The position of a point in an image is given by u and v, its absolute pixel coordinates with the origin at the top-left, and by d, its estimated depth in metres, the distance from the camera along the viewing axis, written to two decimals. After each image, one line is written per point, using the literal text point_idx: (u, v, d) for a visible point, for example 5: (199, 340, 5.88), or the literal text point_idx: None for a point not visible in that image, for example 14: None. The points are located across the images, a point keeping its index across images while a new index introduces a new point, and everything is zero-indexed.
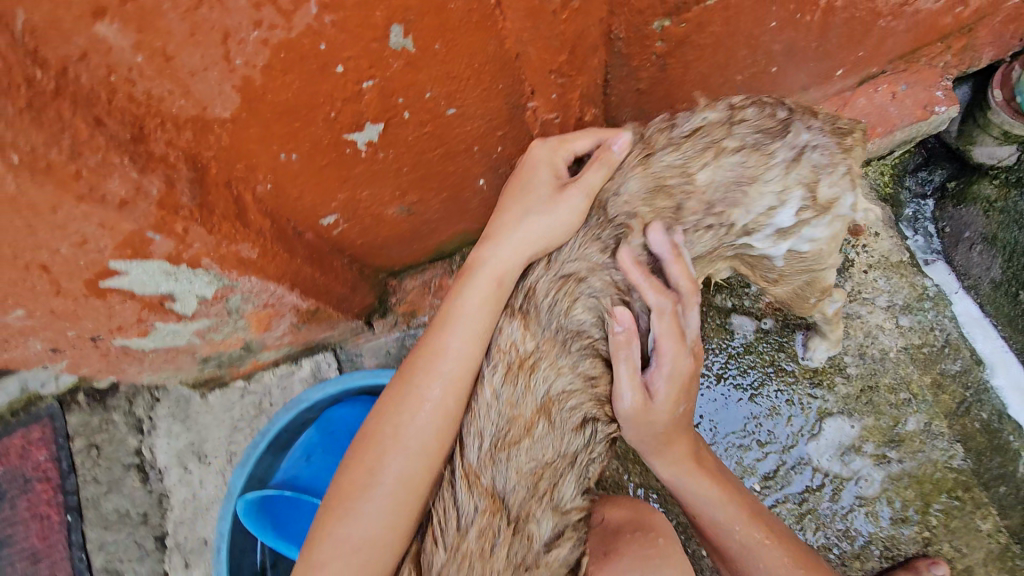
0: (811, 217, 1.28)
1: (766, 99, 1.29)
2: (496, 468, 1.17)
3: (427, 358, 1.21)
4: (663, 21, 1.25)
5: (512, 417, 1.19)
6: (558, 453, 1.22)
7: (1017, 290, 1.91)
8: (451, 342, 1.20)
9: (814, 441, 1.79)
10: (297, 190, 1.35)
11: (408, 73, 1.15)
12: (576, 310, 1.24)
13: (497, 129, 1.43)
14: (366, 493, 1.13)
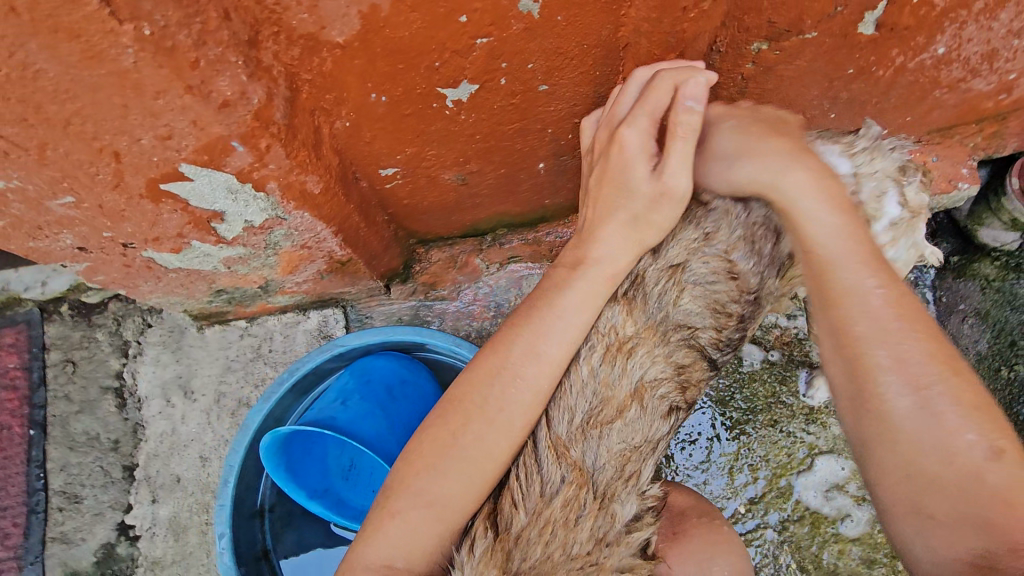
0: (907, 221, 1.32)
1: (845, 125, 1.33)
2: (586, 443, 1.13)
3: (528, 341, 1.14)
4: (761, 44, 1.32)
5: (606, 397, 1.14)
6: (645, 438, 1.18)
7: (1000, 366, 2.02)
8: (556, 328, 1.14)
9: (805, 475, 1.83)
10: (372, 134, 1.33)
11: (523, 39, 1.15)
12: (685, 299, 1.17)
13: (577, 115, 1.44)
14: (447, 459, 1.10)
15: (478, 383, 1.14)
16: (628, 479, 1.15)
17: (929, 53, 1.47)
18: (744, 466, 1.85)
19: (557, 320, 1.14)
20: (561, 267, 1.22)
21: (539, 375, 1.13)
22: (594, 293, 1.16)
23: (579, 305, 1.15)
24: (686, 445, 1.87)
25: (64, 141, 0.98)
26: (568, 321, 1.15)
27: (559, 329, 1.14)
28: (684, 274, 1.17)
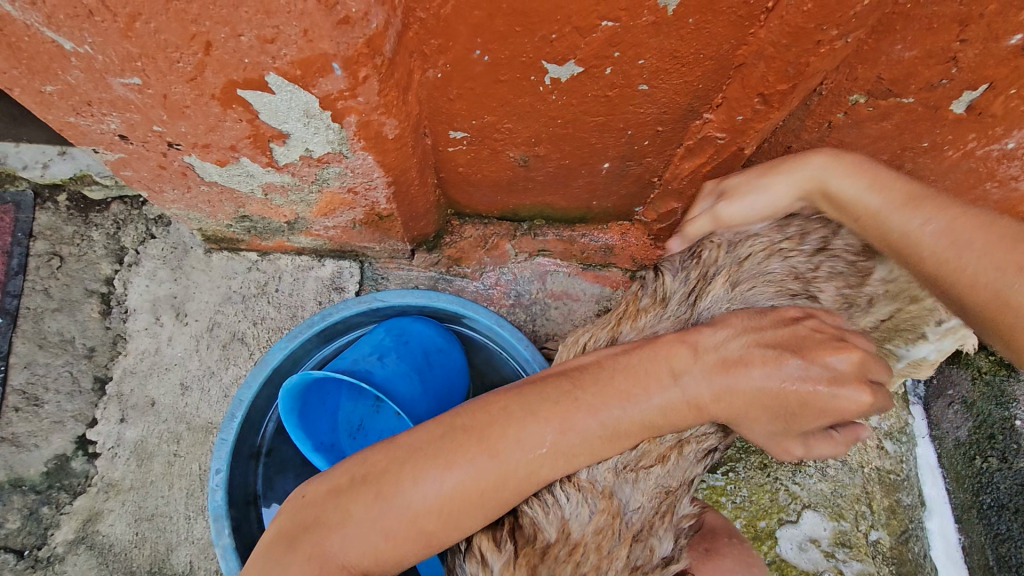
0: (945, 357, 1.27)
1: None
2: (619, 485, 1.07)
3: (579, 411, 1.02)
4: (859, 97, 1.32)
5: (648, 449, 1.07)
6: (681, 480, 1.12)
7: (974, 455, 2.12)
8: (616, 410, 1.03)
9: (790, 526, 1.87)
10: (457, 92, 1.27)
11: (645, 32, 1.12)
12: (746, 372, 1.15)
13: (661, 123, 1.40)
14: (452, 475, 0.99)
15: (501, 432, 1.01)
16: (665, 515, 1.10)
17: (1000, 145, 1.50)
18: (728, 502, 1.88)
19: (608, 413, 1.02)
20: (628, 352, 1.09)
21: (584, 445, 1.02)
22: (671, 404, 1.04)
23: (652, 417, 1.04)
24: None
25: (160, 15, 0.91)
26: (626, 418, 1.03)
27: (615, 429, 1.02)
28: None
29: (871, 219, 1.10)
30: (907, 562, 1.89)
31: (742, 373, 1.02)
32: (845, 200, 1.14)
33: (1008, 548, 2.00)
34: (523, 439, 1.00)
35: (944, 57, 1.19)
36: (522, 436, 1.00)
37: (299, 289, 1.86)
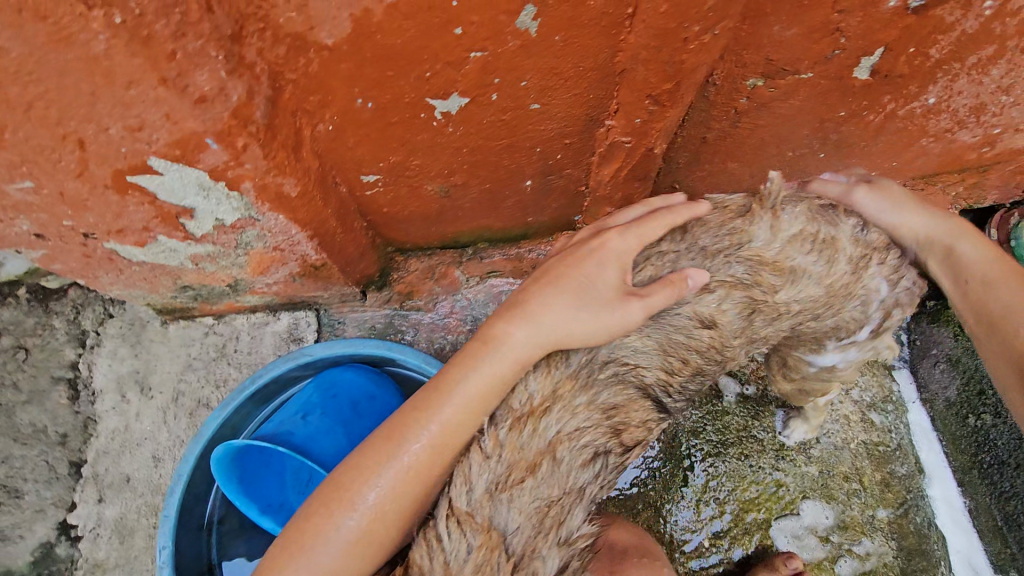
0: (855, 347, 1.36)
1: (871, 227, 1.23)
2: (495, 508, 1.03)
3: (432, 395, 1.08)
4: (756, 80, 1.29)
5: (514, 462, 1.05)
6: (564, 490, 1.09)
7: (967, 413, 2.08)
8: (462, 381, 1.08)
9: (785, 519, 1.83)
10: (355, 140, 1.28)
11: (517, 56, 1.12)
12: (632, 336, 1.16)
13: (566, 137, 1.40)
14: (349, 513, 1.02)
15: (374, 458, 1.05)
16: (548, 532, 1.06)
17: (920, 102, 1.49)
18: (711, 500, 1.83)
19: (454, 403, 1.07)
20: (467, 344, 1.14)
21: (444, 434, 1.06)
22: (506, 367, 1.09)
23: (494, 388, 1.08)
24: (646, 471, 1.85)
25: (25, 124, 0.94)
26: (466, 398, 1.07)
27: (464, 413, 1.07)
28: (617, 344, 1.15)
29: (979, 283, 1.20)
30: (908, 534, 1.84)
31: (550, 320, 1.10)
32: (965, 257, 1.20)
33: (1015, 506, 1.94)
34: (395, 456, 1.05)
35: (827, 30, 1.16)
36: (395, 451, 1.05)
37: (259, 346, 1.89)
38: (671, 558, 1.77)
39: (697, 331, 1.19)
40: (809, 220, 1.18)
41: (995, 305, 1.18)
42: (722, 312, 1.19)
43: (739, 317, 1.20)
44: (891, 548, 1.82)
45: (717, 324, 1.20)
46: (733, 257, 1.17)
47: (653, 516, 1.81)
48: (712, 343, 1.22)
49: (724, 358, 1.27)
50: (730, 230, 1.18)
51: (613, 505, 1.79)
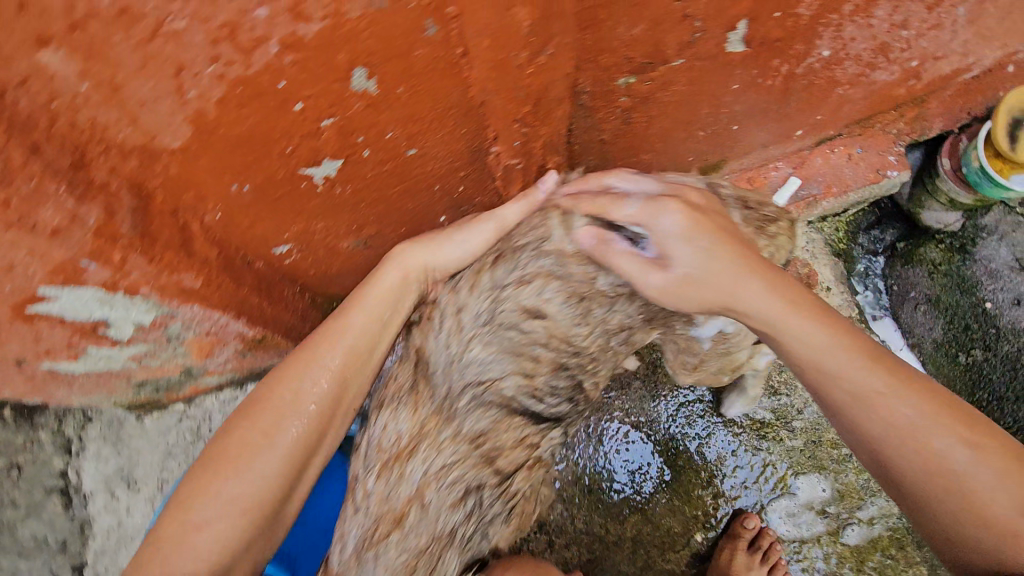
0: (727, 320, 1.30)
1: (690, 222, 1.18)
2: (362, 568, 1.16)
3: (335, 328, 1.19)
4: (629, 78, 1.27)
5: (381, 515, 1.17)
6: (433, 535, 1.21)
7: (957, 352, 2.00)
8: (355, 317, 1.19)
9: (779, 499, 1.83)
10: (250, 220, 1.30)
11: (370, 114, 1.11)
12: (472, 350, 1.20)
13: (458, 170, 1.39)
14: (264, 458, 1.11)
15: (282, 399, 1.15)
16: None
17: (815, 56, 1.43)
18: (706, 492, 1.84)
19: (349, 335, 1.19)
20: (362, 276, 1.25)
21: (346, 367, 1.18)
22: (392, 295, 1.21)
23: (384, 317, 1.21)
24: (630, 475, 1.83)
25: None
26: (361, 329, 1.19)
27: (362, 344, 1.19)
28: (467, 355, 1.20)
29: (859, 396, 1.04)
30: None
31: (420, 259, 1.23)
32: (837, 352, 1.06)
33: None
34: (301, 397, 1.15)
35: (677, 18, 1.13)
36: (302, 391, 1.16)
37: None
38: (666, 557, 1.80)
39: (532, 325, 1.20)
40: (605, 229, 1.16)
41: (906, 477, 1.01)
42: (545, 302, 1.19)
43: (569, 307, 1.20)
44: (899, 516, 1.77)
45: (549, 316, 1.20)
46: (543, 251, 1.18)
47: (642, 518, 1.81)
48: (558, 334, 1.23)
49: (581, 342, 1.27)
50: (534, 229, 1.20)
51: (598, 519, 1.81)
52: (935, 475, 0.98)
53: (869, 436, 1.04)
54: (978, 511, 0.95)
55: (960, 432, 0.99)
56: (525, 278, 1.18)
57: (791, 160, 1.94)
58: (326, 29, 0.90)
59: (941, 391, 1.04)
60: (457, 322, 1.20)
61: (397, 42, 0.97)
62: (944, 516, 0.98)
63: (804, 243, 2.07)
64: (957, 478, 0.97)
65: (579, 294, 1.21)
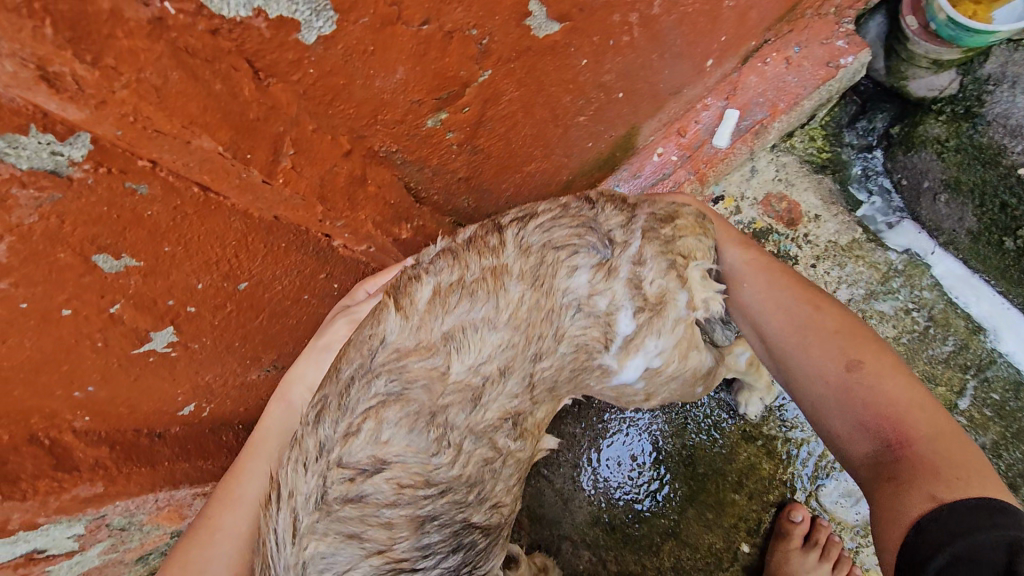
0: (649, 324, 1.01)
1: (558, 236, 0.99)
2: None
3: (229, 481, 1.13)
4: (438, 114, 1.05)
5: None
6: None
7: (1001, 237, 1.59)
8: (249, 465, 1.12)
9: (834, 478, 1.60)
10: (127, 404, 1.22)
11: (156, 280, 0.98)
12: (309, 547, 0.94)
13: (317, 273, 1.23)
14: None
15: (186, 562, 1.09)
16: None
17: None
18: (740, 493, 1.61)
19: (244, 486, 1.11)
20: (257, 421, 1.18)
21: (240, 525, 1.09)
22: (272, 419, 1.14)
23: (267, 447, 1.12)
24: (651, 497, 1.64)
25: None
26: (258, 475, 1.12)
27: (254, 493, 1.11)
28: (322, 515, 0.94)
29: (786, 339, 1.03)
30: (987, 422, 1.54)
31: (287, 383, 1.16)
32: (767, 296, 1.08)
33: None
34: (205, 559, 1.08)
35: (445, 39, 0.91)
36: (205, 564, 1.08)
37: None
38: None
39: (374, 487, 0.93)
40: (454, 262, 0.99)
41: (814, 383, 0.97)
42: (385, 445, 0.94)
43: (419, 436, 0.94)
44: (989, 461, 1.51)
45: (395, 461, 0.94)
46: (372, 373, 0.96)
47: (678, 543, 1.60)
48: (413, 479, 0.95)
49: (451, 478, 0.97)
50: (362, 344, 0.99)
51: (631, 560, 1.61)
52: (836, 360, 0.96)
53: (781, 341, 1.04)
54: (871, 404, 0.90)
55: (903, 383, 0.91)
56: (353, 426, 0.95)
57: (720, 91, 1.63)
58: (16, 243, 0.78)
59: (880, 343, 0.98)
60: (291, 514, 0.96)
61: (113, 217, 0.83)
62: (842, 416, 0.92)
63: (772, 172, 1.74)
64: (848, 365, 0.94)
65: (429, 410, 0.95)
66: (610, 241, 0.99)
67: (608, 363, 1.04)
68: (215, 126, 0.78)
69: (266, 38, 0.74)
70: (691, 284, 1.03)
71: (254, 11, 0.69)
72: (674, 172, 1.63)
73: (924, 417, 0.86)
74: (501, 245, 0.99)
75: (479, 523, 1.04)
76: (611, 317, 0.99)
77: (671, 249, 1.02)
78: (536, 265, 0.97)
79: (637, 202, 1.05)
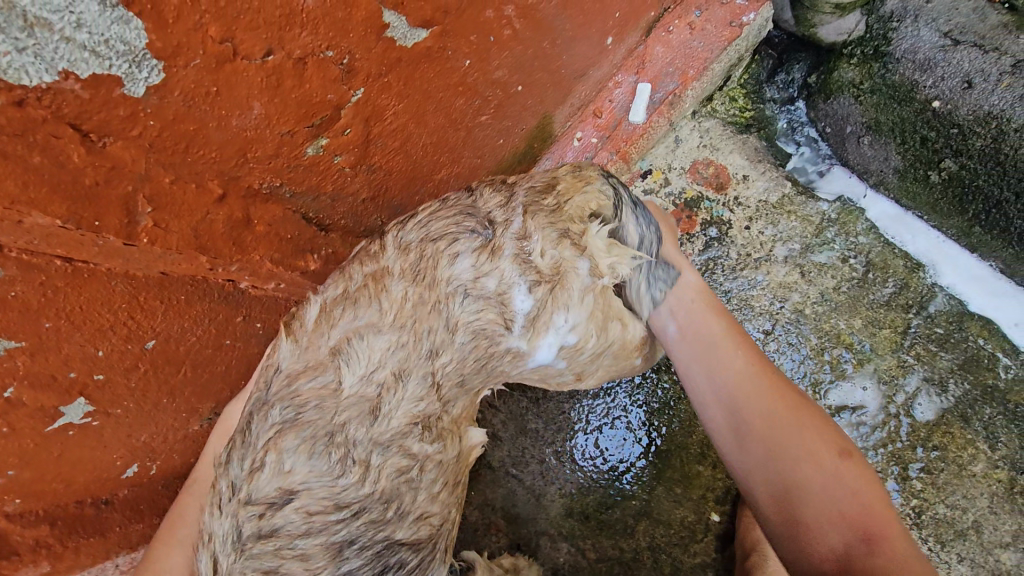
0: (551, 297, 0.97)
1: (441, 231, 0.99)
2: None
3: (169, 526, 1.17)
4: (318, 141, 1.00)
5: None
6: None
7: (926, 171, 1.55)
8: (186, 504, 1.18)
9: None
10: (61, 479, 1.19)
11: (48, 358, 0.95)
12: None
13: (233, 317, 1.19)
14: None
15: None
16: None
17: None
18: (705, 465, 1.61)
19: (180, 526, 1.16)
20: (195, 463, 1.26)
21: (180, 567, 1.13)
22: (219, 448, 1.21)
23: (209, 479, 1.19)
24: (620, 482, 1.64)
25: None
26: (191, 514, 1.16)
27: (190, 533, 1.14)
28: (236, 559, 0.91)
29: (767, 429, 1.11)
30: (934, 358, 1.54)
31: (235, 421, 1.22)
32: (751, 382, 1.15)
33: None
34: None
35: (299, 68, 0.87)
36: None
37: None
38: (690, 551, 1.57)
39: (284, 519, 0.89)
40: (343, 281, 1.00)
41: (805, 467, 1.08)
42: (287, 475, 0.90)
43: (318, 459, 0.89)
44: (938, 396, 1.52)
45: (302, 489, 0.89)
46: (269, 402, 0.96)
47: (651, 522, 1.60)
48: (322, 504, 0.89)
49: (363, 497, 0.91)
50: (264, 375, 1.00)
51: (611, 548, 1.60)
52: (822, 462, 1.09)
53: (770, 420, 1.11)
54: (854, 497, 1.06)
55: (870, 488, 1.07)
56: (256, 461, 0.92)
57: (629, 66, 1.61)
58: None
59: (848, 449, 1.12)
60: (211, 556, 0.96)
61: None
62: (829, 508, 1.05)
63: (697, 139, 1.73)
64: (831, 465, 1.08)
65: (327, 430, 0.91)
66: (490, 222, 0.99)
67: (515, 345, 0.99)
68: (45, 201, 0.75)
69: (85, 100, 0.70)
70: (590, 249, 0.99)
71: (61, 75, 0.66)
72: (596, 154, 1.61)
73: (888, 514, 1.05)
74: (380, 251, 1.01)
75: (406, 539, 0.95)
76: (504, 296, 0.96)
77: (561, 219, 1.00)
78: (416, 261, 0.97)
79: (517, 181, 1.07)
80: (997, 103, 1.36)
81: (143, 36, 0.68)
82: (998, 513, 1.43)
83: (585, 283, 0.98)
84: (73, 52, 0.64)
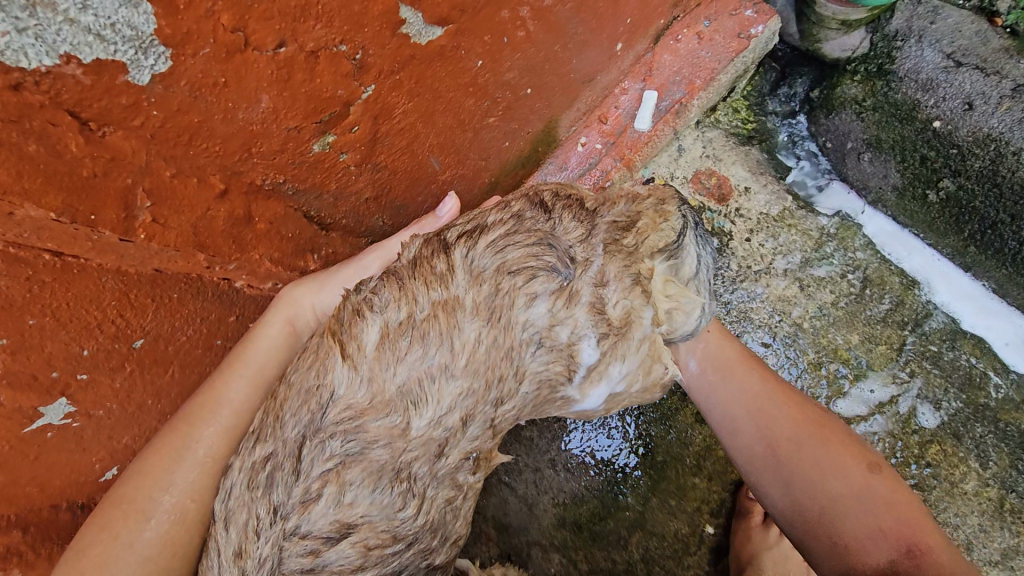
0: (613, 350, 0.85)
1: (523, 259, 0.85)
2: None
3: (207, 402, 1.05)
4: (326, 138, 0.96)
5: None
6: None
7: (924, 190, 1.58)
8: (236, 386, 1.06)
9: None
10: (37, 485, 1.12)
11: (30, 359, 0.89)
12: None
13: (225, 316, 1.16)
14: (123, 562, 0.96)
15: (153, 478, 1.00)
16: None
17: None
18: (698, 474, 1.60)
19: (224, 408, 1.04)
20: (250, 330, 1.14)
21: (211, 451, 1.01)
22: (285, 347, 1.11)
23: (272, 367, 1.08)
24: (617, 491, 1.61)
25: None
26: (239, 396, 1.06)
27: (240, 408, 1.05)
28: None
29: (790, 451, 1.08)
30: (929, 376, 1.55)
31: (308, 323, 1.13)
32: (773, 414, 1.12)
33: None
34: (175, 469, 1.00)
35: (310, 62, 0.83)
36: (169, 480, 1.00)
37: None
38: (684, 564, 1.58)
39: (337, 554, 0.83)
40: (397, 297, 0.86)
41: (834, 481, 1.03)
42: (347, 505, 0.83)
43: (383, 493, 0.84)
44: (933, 412, 1.53)
45: (361, 522, 0.83)
46: (323, 430, 0.83)
47: (645, 534, 1.58)
48: (381, 538, 0.85)
49: (417, 528, 0.87)
50: (307, 395, 0.86)
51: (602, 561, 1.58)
52: (855, 474, 1.04)
53: (795, 442, 1.09)
54: (891, 506, 1.00)
55: (902, 495, 1.03)
56: (311, 491, 0.82)
57: (636, 73, 1.60)
58: None
59: (877, 463, 1.07)
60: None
61: None
62: (863, 520, 0.98)
63: (700, 148, 1.72)
64: (865, 475, 1.04)
65: (393, 465, 0.84)
66: (571, 260, 0.85)
67: (571, 394, 0.89)
68: (39, 192, 0.71)
69: (86, 86, 0.65)
70: (657, 298, 0.87)
71: (61, 59, 0.61)
72: (600, 160, 1.57)
73: (929, 526, 0.99)
74: (449, 271, 0.86)
75: (441, 564, 0.94)
76: (574, 348, 0.85)
77: (636, 261, 0.86)
78: (490, 296, 0.84)
79: (596, 207, 0.92)
80: (997, 125, 1.42)
81: (152, 21, 0.64)
82: (987, 529, 1.46)
83: (645, 334, 0.86)
84: (76, 35, 0.60)
